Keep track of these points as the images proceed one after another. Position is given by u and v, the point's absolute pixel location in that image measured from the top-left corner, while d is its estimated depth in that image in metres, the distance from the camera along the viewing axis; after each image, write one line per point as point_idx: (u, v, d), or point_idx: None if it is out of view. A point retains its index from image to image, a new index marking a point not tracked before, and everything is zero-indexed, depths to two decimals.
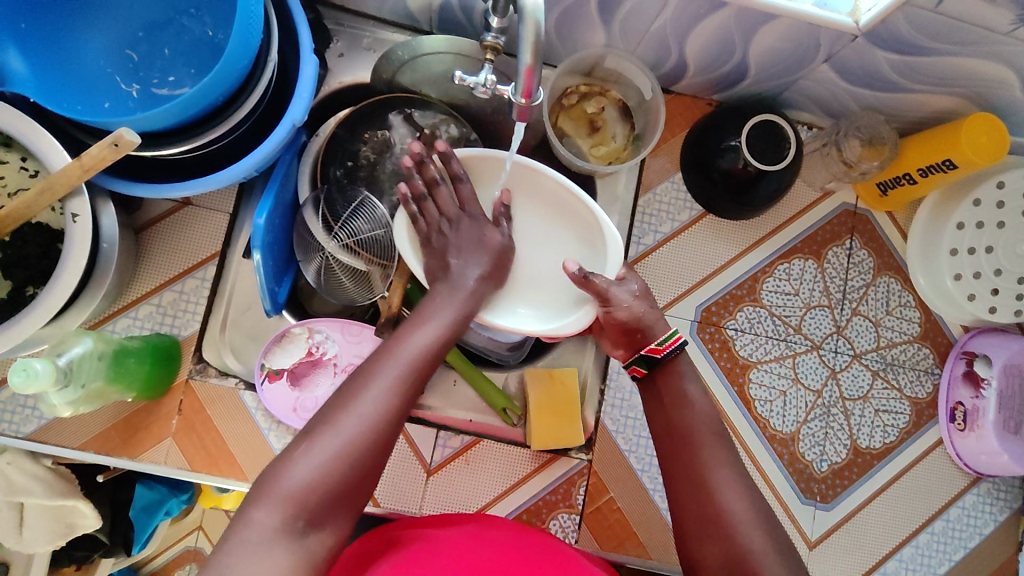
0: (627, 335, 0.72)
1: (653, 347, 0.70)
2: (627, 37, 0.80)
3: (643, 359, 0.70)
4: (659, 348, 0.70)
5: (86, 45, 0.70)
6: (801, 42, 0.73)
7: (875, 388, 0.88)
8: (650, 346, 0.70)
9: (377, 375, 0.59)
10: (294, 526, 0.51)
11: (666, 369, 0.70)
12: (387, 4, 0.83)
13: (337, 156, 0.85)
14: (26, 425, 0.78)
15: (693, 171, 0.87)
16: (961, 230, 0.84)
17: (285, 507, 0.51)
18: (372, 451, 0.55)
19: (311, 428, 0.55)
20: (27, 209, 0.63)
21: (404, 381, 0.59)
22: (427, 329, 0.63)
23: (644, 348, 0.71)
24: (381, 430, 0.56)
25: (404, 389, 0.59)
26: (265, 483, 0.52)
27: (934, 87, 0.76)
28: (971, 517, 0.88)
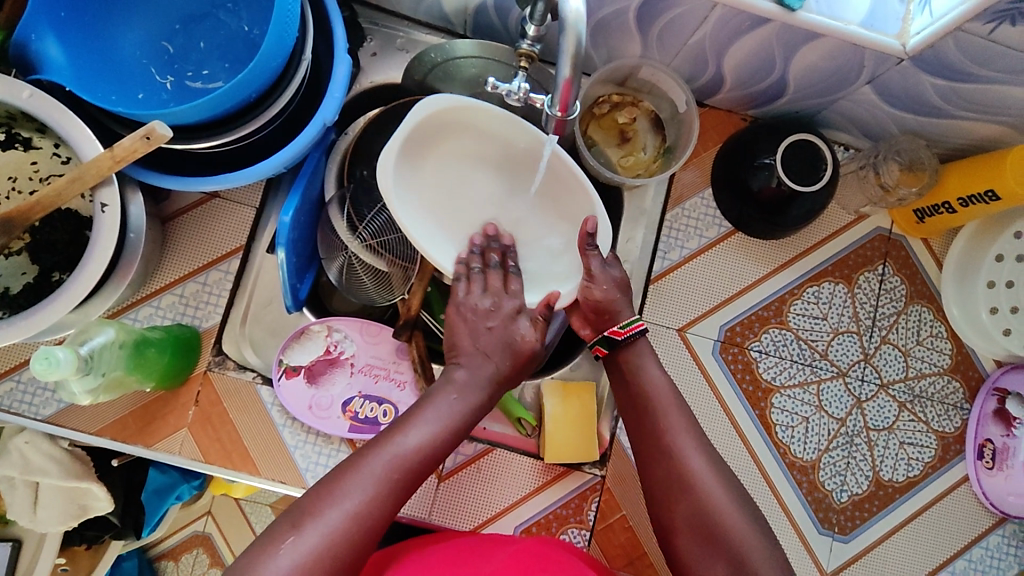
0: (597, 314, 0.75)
1: (614, 329, 0.74)
2: (664, 48, 0.79)
3: (604, 340, 0.74)
4: (620, 331, 0.73)
5: (125, 36, 0.70)
6: (843, 62, 0.71)
7: (901, 420, 0.85)
8: (611, 328, 0.74)
9: (363, 468, 0.60)
10: None
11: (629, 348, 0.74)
12: (423, 5, 0.83)
13: (366, 157, 0.85)
14: (45, 408, 0.78)
15: (724, 189, 0.85)
16: (999, 262, 0.82)
17: None
18: (347, 549, 0.56)
19: (303, 512, 0.57)
20: (58, 196, 0.63)
21: (397, 486, 0.61)
22: (424, 428, 0.64)
23: (607, 329, 0.75)
24: (358, 529, 0.57)
25: (389, 487, 0.60)
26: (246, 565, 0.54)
27: (979, 115, 0.73)
28: (995, 559, 0.85)
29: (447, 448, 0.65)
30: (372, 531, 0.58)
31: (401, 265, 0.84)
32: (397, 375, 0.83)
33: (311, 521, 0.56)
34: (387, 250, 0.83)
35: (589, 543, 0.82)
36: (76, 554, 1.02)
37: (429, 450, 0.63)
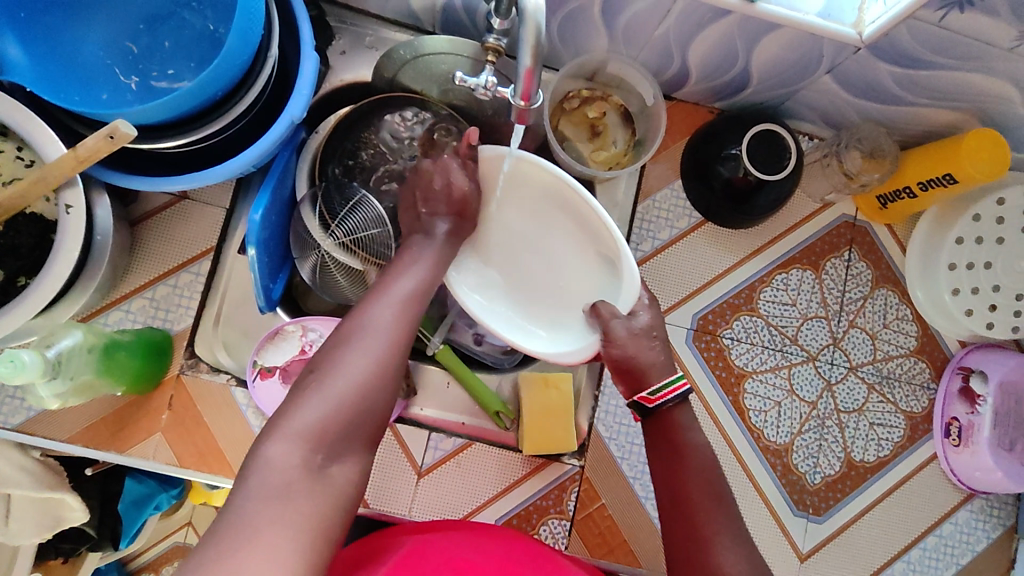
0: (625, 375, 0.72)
1: (646, 395, 0.71)
2: (630, 42, 0.80)
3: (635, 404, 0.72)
4: (651, 398, 0.71)
5: (87, 37, 0.69)
6: (804, 52, 0.73)
7: (870, 402, 0.87)
8: (641, 394, 0.71)
9: (371, 307, 0.64)
10: (314, 461, 0.54)
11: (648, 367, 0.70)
12: (390, 3, 0.83)
13: (335, 154, 0.86)
14: (14, 417, 0.77)
15: (693, 180, 0.87)
16: (960, 245, 0.84)
17: (302, 443, 0.54)
18: (377, 379, 0.60)
19: (316, 367, 0.59)
20: (21, 198, 0.62)
21: (401, 312, 0.65)
22: (411, 273, 0.69)
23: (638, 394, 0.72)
24: (386, 359, 0.61)
25: (400, 321, 0.64)
26: (276, 424, 0.55)
27: (935, 101, 0.76)
28: (964, 534, 0.87)
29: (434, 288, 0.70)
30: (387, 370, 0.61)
31: (376, 262, 0.83)
32: None
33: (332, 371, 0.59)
34: (361, 247, 0.82)
35: (569, 534, 0.82)
36: (51, 568, 0.99)
37: (421, 290, 0.68)
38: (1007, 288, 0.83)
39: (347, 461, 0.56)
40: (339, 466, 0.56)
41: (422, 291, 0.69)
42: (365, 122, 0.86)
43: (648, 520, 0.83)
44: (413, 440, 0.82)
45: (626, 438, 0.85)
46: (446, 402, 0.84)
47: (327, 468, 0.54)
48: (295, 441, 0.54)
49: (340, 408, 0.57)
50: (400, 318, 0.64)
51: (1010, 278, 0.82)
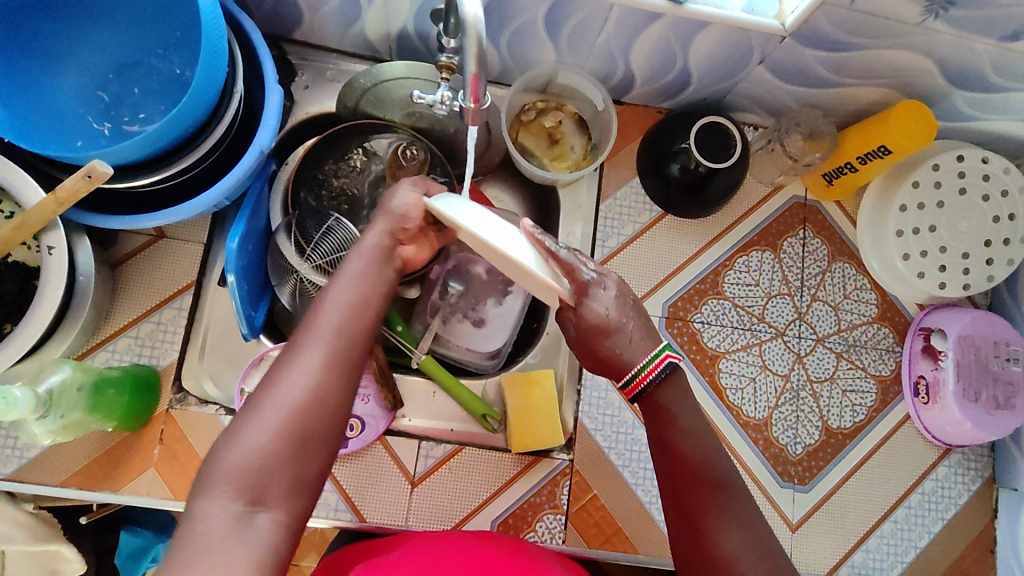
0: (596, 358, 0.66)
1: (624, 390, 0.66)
2: (576, 53, 0.85)
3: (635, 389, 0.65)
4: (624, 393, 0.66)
5: (58, 89, 0.73)
6: (736, 47, 0.79)
7: (841, 370, 0.91)
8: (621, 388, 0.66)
9: (302, 346, 0.55)
10: (234, 509, 0.48)
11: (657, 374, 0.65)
12: (347, 37, 0.88)
13: (307, 182, 0.89)
14: (6, 466, 0.79)
15: (650, 176, 0.91)
16: (904, 212, 0.89)
17: (224, 491, 0.48)
18: (308, 424, 0.52)
19: None
20: (3, 245, 0.65)
21: (337, 345, 0.56)
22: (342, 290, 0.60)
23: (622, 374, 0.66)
24: (321, 396, 0.53)
25: (335, 350, 0.56)
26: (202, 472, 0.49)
27: (864, 80, 0.81)
28: (945, 489, 0.90)
29: (365, 313, 0.59)
30: (372, 303, 0.61)
31: None
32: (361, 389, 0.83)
33: (309, 317, 0.58)
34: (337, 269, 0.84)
35: (566, 528, 0.84)
36: None
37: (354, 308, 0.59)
38: (953, 248, 0.87)
39: (277, 505, 0.50)
40: (267, 511, 0.49)
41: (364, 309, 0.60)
42: (329, 153, 0.89)
43: (642, 506, 0.85)
44: (405, 451, 0.84)
45: (612, 427, 0.87)
46: (433, 410, 0.86)
47: (252, 515, 0.48)
48: (248, 453, 0.49)
49: (264, 450, 0.50)
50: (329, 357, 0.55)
51: (954, 238, 0.87)
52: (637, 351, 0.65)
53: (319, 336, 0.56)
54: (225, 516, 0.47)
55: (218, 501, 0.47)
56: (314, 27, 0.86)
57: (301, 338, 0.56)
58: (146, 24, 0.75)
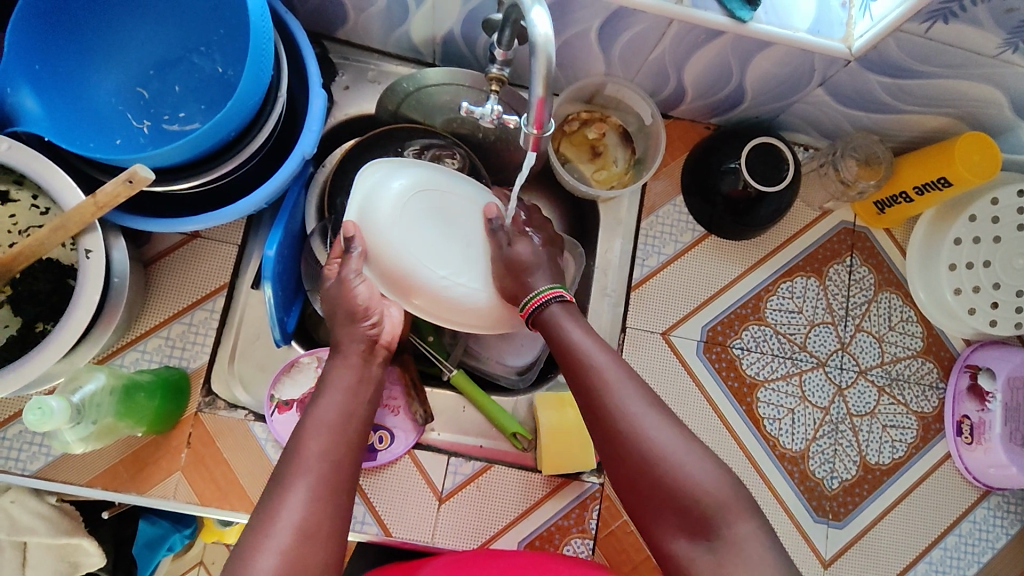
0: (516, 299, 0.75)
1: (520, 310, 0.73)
2: (627, 66, 0.82)
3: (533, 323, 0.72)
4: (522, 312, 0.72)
5: (100, 85, 0.71)
6: (795, 67, 0.75)
7: (882, 404, 0.88)
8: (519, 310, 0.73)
9: (291, 481, 0.58)
10: None
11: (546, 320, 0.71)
12: (391, 38, 0.85)
13: (343, 186, 0.86)
14: (32, 463, 0.78)
15: (694, 196, 0.89)
16: (958, 246, 0.86)
17: None
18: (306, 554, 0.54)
19: None
20: (40, 246, 0.63)
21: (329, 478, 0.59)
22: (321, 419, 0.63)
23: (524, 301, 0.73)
24: (314, 525, 0.56)
25: (324, 483, 0.58)
26: None
27: (926, 108, 0.78)
28: (982, 531, 0.88)
29: (346, 440, 0.63)
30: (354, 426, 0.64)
31: None
32: (390, 400, 0.83)
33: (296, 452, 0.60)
34: None
35: (593, 551, 0.82)
36: None
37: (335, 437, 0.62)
38: (1007, 285, 0.84)
39: None
40: None
41: (347, 427, 0.63)
42: (371, 153, 0.87)
43: None
44: (433, 467, 0.82)
45: None
46: (463, 425, 0.85)
47: None
48: None
49: None
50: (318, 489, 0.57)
51: (1009, 275, 0.84)
52: (540, 281, 0.73)
53: (305, 469, 0.58)
54: None
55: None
56: (358, 27, 0.84)
57: (289, 471, 0.58)
58: (191, 21, 0.73)
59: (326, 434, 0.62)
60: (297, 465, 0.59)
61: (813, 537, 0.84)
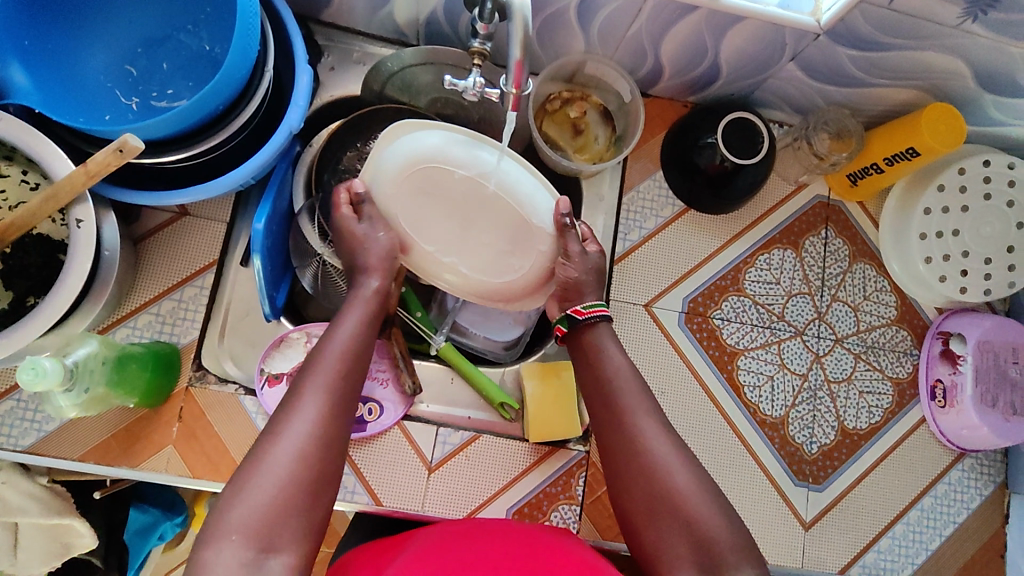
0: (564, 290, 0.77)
1: (577, 309, 0.75)
2: (606, 43, 0.85)
3: (566, 318, 0.76)
4: (581, 311, 0.75)
5: (89, 62, 0.72)
6: (767, 43, 0.78)
7: (858, 370, 0.91)
8: (574, 307, 0.76)
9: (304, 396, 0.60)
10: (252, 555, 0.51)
11: (586, 330, 0.75)
12: (375, 19, 0.87)
13: (329, 164, 0.88)
14: (24, 438, 0.79)
15: (674, 171, 0.91)
16: (928, 215, 0.88)
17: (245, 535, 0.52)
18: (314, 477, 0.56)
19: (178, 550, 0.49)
20: (32, 217, 0.64)
21: (338, 398, 0.61)
22: (336, 342, 0.65)
23: (570, 309, 0.76)
24: (323, 445, 0.58)
25: (335, 404, 0.61)
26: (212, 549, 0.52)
27: (894, 81, 0.81)
28: (957, 493, 0.90)
29: (361, 365, 0.65)
30: (366, 345, 0.67)
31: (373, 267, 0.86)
32: (378, 373, 0.84)
33: (309, 372, 0.62)
34: None
35: (580, 517, 0.84)
36: None
37: (348, 360, 0.64)
38: (975, 253, 0.87)
39: (288, 547, 0.53)
40: (278, 555, 0.52)
41: (358, 354, 0.65)
42: (356, 135, 0.89)
43: None
44: (422, 437, 0.84)
45: None
46: (451, 397, 0.87)
47: (264, 559, 0.51)
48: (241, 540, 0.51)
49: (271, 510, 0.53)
50: (330, 408, 0.60)
51: (976, 242, 0.87)
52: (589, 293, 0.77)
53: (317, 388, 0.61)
54: (237, 561, 0.51)
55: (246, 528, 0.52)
56: (343, 8, 0.86)
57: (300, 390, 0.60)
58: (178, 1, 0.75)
59: (339, 360, 0.64)
60: (310, 381, 0.61)
61: (794, 500, 0.87)
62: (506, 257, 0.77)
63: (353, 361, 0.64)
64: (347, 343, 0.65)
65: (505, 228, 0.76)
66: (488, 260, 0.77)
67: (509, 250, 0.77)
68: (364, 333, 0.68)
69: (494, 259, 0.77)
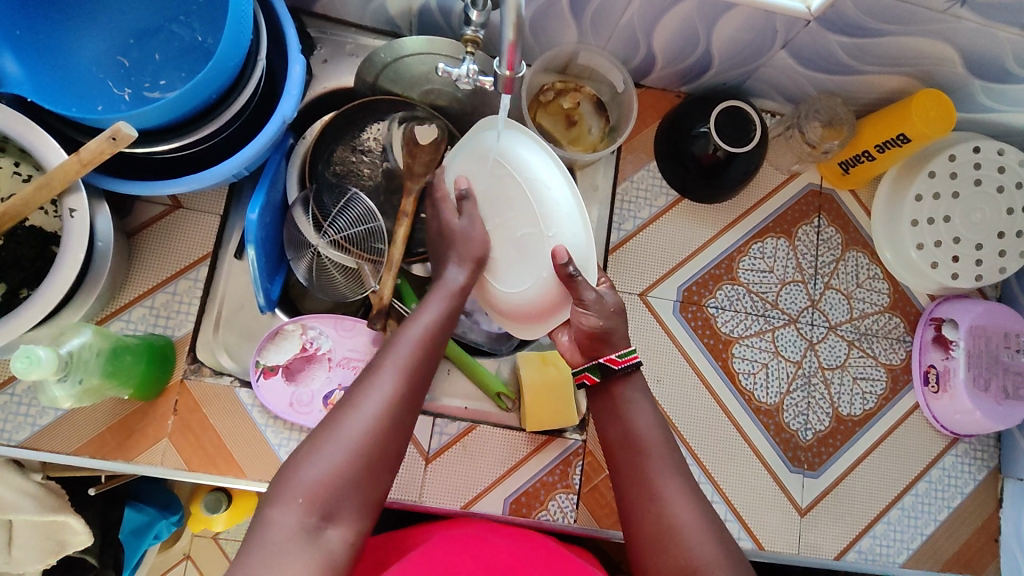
0: (592, 340, 0.71)
1: (613, 358, 0.70)
2: (598, 33, 0.85)
3: (598, 367, 0.71)
4: (618, 360, 0.70)
5: (80, 52, 0.72)
6: (759, 30, 0.79)
7: (852, 357, 0.92)
8: (608, 356, 0.71)
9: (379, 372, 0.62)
10: (309, 523, 0.53)
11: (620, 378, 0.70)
12: (368, 11, 0.87)
13: (323, 155, 0.87)
14: (18, 433, 0.78)
15: (667, 160, 0.92)
16: (919, 202, 0.89)
17: (300, 507, 0.54)
18: (375, 456, 0.58)
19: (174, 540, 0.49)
20: (25, 206, 0.64)
21: (412, 378, 0.63)
22: (415, 327, 0.66)
23: (603, 357, 0.71)
24: (391, 421, 0.60)
25: (408, 384, 0.62)
26: None
27: (884, 68, 0.81)
28: (952, 477, 0.91)
29: (437, 353, 0.67)
30: (442, 333, 0.68)
31: (369, 259, 0.86)
32: None
33: (387, 353, 0.64)
34: (353, 245, 0.85)
35: (577, 506, 0.84)
36: None
37: (426, 345, 0.66)
38: (966, 238, 0.88)
39: (345, 523, 0.55)
40: (336, 527, 0.55)
41: (434, 340, 0.67)
42: (350, 128, 0.89)
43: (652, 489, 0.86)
44: (419, 428, 0.83)
45: None
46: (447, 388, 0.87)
47: (322, 529, 0.54)
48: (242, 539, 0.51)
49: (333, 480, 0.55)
50: (403, 388, 0.61)
51: (967, 228, 0.88)
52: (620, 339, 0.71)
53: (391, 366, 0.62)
54: (296, 526, 0.53)
55: (292, 512, 0.53)
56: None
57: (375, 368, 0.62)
58: None
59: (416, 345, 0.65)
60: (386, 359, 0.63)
61: (790, 487, 0.87)
62: (518, 275, 0.72)
63: (429, 348, 0.66)
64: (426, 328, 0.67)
65: (528, 250, 0.71)
66: (504, 269, 0.73)
67: (525, 272, 0.72)
68: (444, 320, 0.69)
69: (509, 270, 0.73)
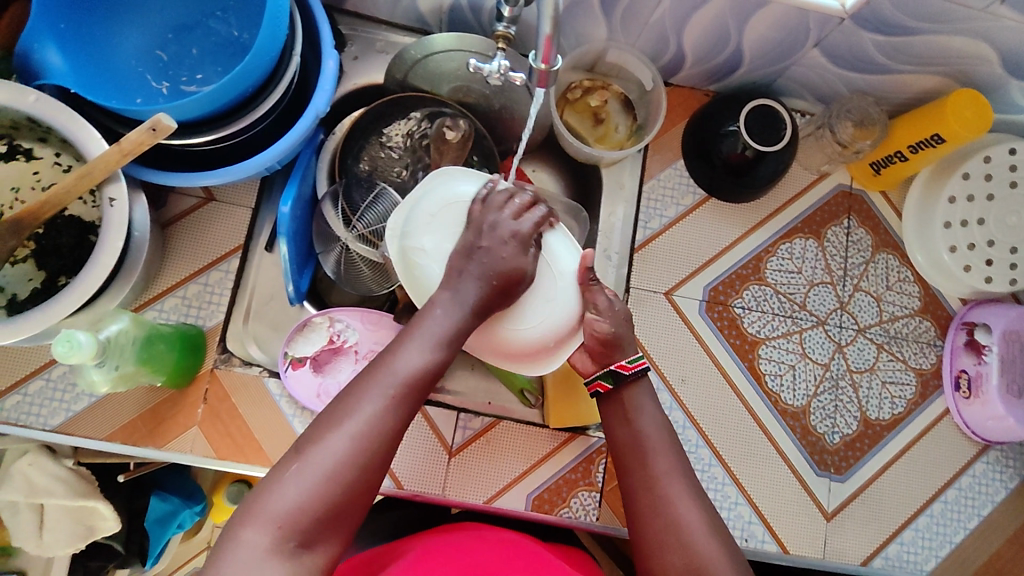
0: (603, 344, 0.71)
1: (621, 363, 0.69)
2: (628, 29, 0.85)
3: (610, 373, 0.69)
4: (627, 365, 0.69)
5: (120, 45, 0.74)
6: (791, 28, 0.78)
7: (881, 361, 0.90)
8: (617, 361, 0.69)
9: (367, 391, 0.58)
10: (284, 547, 0.52)
11: (631, 385, 0.69)
12: (399, 8, 0.88)
13: (352, 150, 0.88)
14: (53, 418, 0.80)
15: (694, 159, 0.91)
16: (952, 204, 0.88)
17: (274, 529, 0.52)
18: (344, 493, 0.54)
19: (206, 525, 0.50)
20: (65, 195, 0.66)
21: (399, 404, 0.58)
22: (416, 348, 0.61)
23: (612, 363, 0.70)
24: (366, 455, 0.55)
25: (392, 412, 0.58)
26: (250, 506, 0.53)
27: (917, 67, 0.80)
28: (982, 485, 0.89)
29: (436, 381, 0.62)
30: (440, 363, 0.62)
31: None
32: None
33: (377, 372, 0.59)
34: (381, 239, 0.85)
35: (600, 504, 0.84)
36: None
37: (424, 373, 0.60)
38: (1001, 242, 0.86)
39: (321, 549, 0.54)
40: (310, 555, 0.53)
41: (429, 372, 0.61)
42: (380, 122, 0.88)
43: None
44: (443, 422, 0.84)
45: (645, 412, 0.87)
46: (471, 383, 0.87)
47: (298, 555, 0.52)
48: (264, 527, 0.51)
49: (301, 509, 0.53)
50: (389, 409, 0.57)
51: (1002, 232, 0.86)
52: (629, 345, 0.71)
53: (378, 386, 0.58)
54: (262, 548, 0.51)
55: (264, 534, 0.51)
56: None
57: (363, 386, 0.58)
58: None
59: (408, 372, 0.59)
60: (374, 379, 0.59)
61: (815, 491, 0.86)
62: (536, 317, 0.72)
63: (421, 380, 0.60)
64: (428, 358, 0.61)
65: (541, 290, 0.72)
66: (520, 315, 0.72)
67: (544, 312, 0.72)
68: (445, 347, 0.62)
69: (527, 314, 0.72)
